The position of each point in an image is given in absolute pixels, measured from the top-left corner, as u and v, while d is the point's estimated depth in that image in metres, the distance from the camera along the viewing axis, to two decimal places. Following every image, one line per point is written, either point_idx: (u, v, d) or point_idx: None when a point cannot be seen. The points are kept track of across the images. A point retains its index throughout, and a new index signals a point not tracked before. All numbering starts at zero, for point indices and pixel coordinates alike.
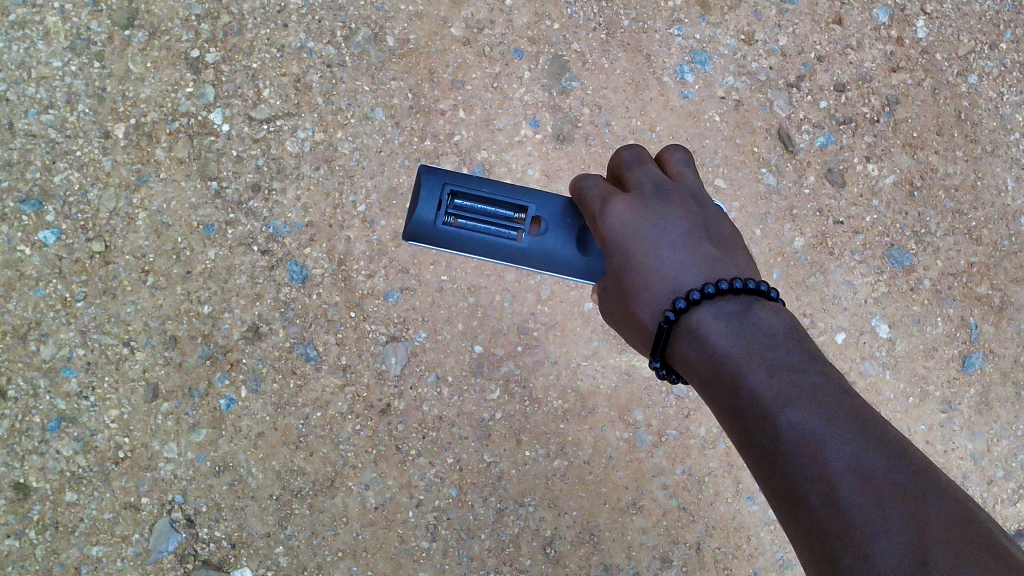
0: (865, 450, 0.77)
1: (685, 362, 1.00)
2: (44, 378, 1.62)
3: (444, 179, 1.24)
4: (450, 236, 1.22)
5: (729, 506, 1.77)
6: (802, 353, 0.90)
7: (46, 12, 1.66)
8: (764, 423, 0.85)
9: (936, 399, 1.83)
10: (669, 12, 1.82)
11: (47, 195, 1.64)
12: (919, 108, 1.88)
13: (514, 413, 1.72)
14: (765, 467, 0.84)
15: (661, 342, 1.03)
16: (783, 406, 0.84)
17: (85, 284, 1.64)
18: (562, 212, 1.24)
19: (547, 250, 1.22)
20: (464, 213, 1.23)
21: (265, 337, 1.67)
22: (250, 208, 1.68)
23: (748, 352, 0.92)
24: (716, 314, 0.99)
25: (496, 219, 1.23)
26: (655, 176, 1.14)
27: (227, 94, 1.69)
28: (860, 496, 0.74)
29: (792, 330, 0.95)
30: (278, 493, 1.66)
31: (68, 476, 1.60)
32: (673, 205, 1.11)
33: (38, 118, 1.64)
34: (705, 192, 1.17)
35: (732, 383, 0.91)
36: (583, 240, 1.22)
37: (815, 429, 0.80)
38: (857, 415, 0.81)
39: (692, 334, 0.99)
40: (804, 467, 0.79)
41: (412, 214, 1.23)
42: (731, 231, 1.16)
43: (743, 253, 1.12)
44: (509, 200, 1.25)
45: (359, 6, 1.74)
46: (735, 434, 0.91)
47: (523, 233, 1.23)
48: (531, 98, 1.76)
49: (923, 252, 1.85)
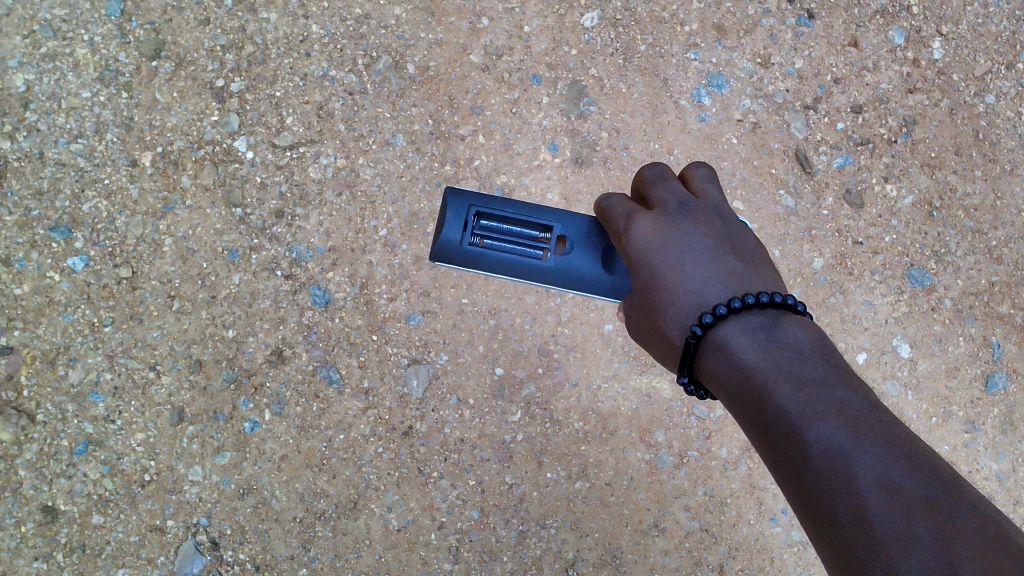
0: (892, 466, 0.78)
1: (713, 377, 1.01)
2: (71, 402, 1.64)
3: (470, 201, 1.26)
4: (477, 256, 1.24)
5: (751, 528, 1.77)
6: (830, 368, 0.91)
7: (76, 44, 1.70)
8: (792, 438, 0.85)
9: (959, 418, 1.83)
10: (685, 36, 1.84)
11: (76, 222, 1.67)
12: (937, 129, 1.88)
13: (535, 435, 1.73)
14: (793, 482, 0.85)
15: (688, 358, 1.03)
16: (810, 421, 0.85)
17: (112, 309, 1.67)
18: (587, 231, 1.25)
19: (573, 269, 1.24)
20: (490, 234, 1.24)
21: (289, 360, 1.69)
22: (274, 233, 1.71)
23: (776, 367, 0.92)
24: (742, 329, 0.99)
25: (522, 239, 1.25)
26: (679, 192, 1.15)
27: (251, 122, 1.72)
28: (889, 512, 0.75)
29: (820, 345, 0.95)
30: (302, 515, 1.67)
31: (95, 499, 1.63)
32: (698, 221, 1.11)
33: (68, 147, 1.68)
34: (729, 208, 1.18)
35: (760, 398, 0.91)
36: (609, 258, 1.24)
37: (842, 445, 0.81)
38: (885, 431, 0.82)
39: (718, 349, 1.00)
40: (832, 482, 0.80)
41: (439, 236, 1.25)
42: (756, 246, 1.16)
43: (768, 269, 1.13)
44: (534, 219, 1.26)
45: (380, 35, 1.77)
46: (763, 449, 0.91)
47: (548, 253, 1.24)
48: (549, 123, 1.79)
49: (944, 272, 1.85)
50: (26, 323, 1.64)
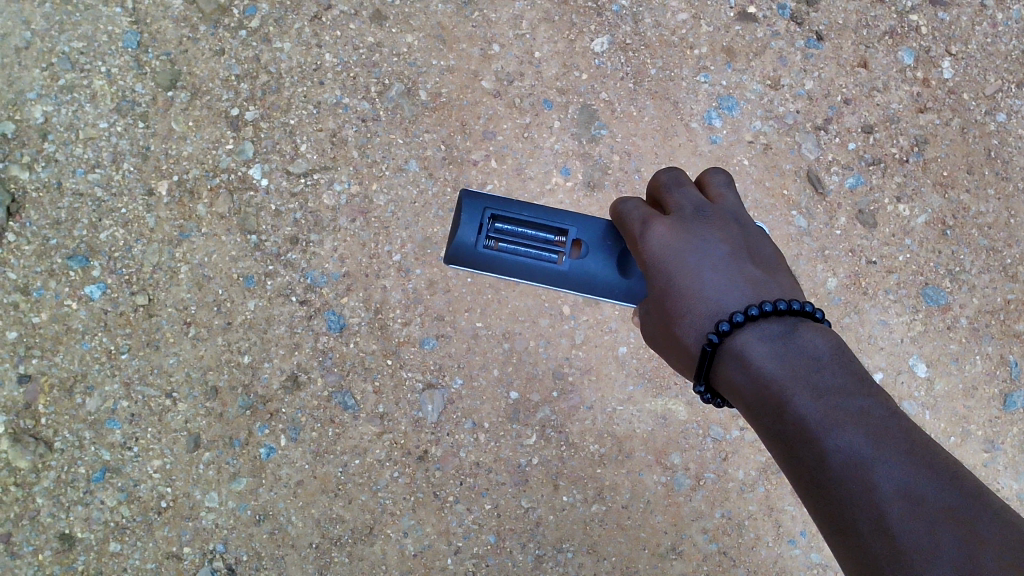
0: (912, 475, 0.77)
1: (730, 386, 1.01)
2: (88, 430, 1.65)
3: (485, 204, 1.26)
4: (492, 259, 1.25)
5: (770, 551, 1.76)
6: (848, 376, 0.90)
7: (93, 76, 1.72)
8: (811, 447, 0.85)
9: (978, 438, 1.82)
10: (695, 60, 1.85)
11: (93, 251, 1.69)
12: (948, 148, 1.88)
13: (551, 458, 1.72)
14: (813, 492, 0.84)
15: (705, 366, 1.03)
16: (829, 430, 0.84)
17: (129, 336, 1.68)
18: (602, 234, 1.25)
19: (589, 272, 1.24)
20: (505, 237, 1.25)
21: (304, 386, 1.69)
22: (289, 259, 1.72)
23: (794, 375, 0.92)
24: (759, 336, 0.99)
25: (536, 242, 1.25)
26: (695, 199, 1.15)
27: (266, 150, 1.74)
28: (911, 522, 0.74)
29: (838, 352, 0.95)
30: (318, 541, 1.67)
31: (112, 527, 1.64)
32: (714, 227, 1.12)
33: (85, 177, 1.70)
34: (745, 214, 1.18)
35: (778, 407, 0.91)
36: (624, 262, 1.24)
37: (863, 453, 0.81)
38: (905, 439, 0.82)
39: (736, 357, 0.99)
40: (852, 492, 0.79)
41: (454, 238, 1.26)
42: (772, 253, 1.16)
43: (786, 276, 1.13)
44: (550, 222, 1.26)
45: (393, 62, 1.79)
46: (782, 458, 0.91)
47: (563, 256, 1.24)
48: (561, 148, 1.80)
49: (958, 290, 1.84)
50: (44, 351, 1.66)
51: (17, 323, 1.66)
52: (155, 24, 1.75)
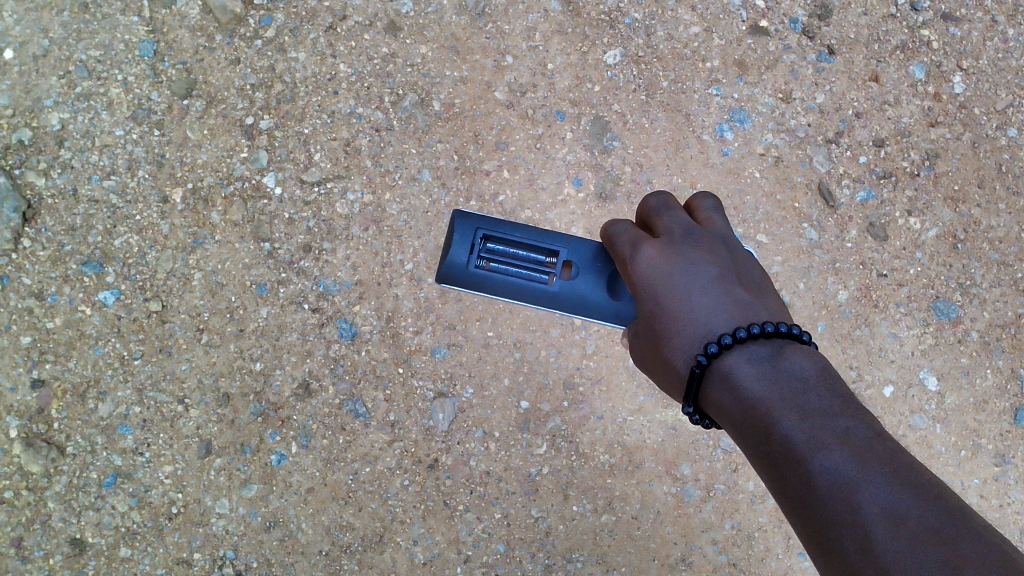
0: (897, 495, 0.77)
1: (719, 408, 1.01)
2: (101, 435, 1.66)
3: (478, 224, 1.27)
4: (484, 279, 1.26)
5: (780, 562, 1.76)
6: (834, 398, 0.91)
7: (110, 84, 1.74)
8: (797, 469, 0.85)
9: (989, 452, 1.82)
10: (707, 72, 1.86)
11: (107, 257, 1.70)
12: (959, 162, 1.89)
13: (561, 468, 1.73)
14: (799, 514, 0.85)
15: (693, 387, 1.04)
16: (816, 451, 0.84)
17: (142, 343, 1.69)
18: (592, 256, 1.27)
19: (578, 294, 1.25)
20: (496, 257, 1.26)
21: (316, 394, 1.70)
22: (302, 267, 1.73)
23: (780, 398, 0.93)
24: (747, 358, 1.00)
25: (528, 263, 1.27)
26: (684, 221, 1.16)
27: (280, 159, 1.75)
28: (894, 540, 0.74)
29: (824, 375, 0.95)
30: (328, 548, 1.68)
31: (123, 532, 1.65)
32: (703, 251, 1.12)
33: (101, 184, 1.72)
34: (734, 238, 1.19)
35: (765, 429, 0.91)
36: (614, 283, 1.25)
37: (848, 473, 0.81)
38: (891, 459, 0.82)
39: (724, 379, 1.00)
40: (837, 512, 0.80)
41: (446, 258, 1.27)
42: (760, 276, 1.17)
43: (774, 298, 1.14)
44: (541, 244, 1.28)
45: (406, 73, 1.80)
46: (769, 480, 0.91)
47: (554, 277, 1.26)
48: (574, 158, 1.81)
49: (969, 304, 1.85)
50: (58, 356, 1.67)
51: (31, 327, 1.67)
52: (172, 33, 1.76)
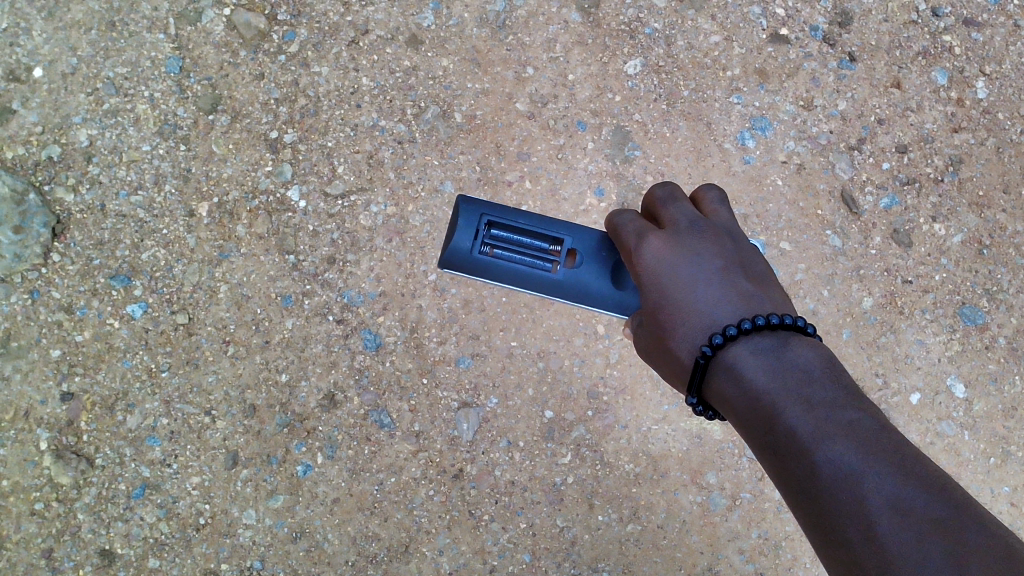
0: (902, 486, 0.77)
1: (723, 399, 1.01)
2: (129, 447, 1.68)
3: (482, 209, 1.28)
4: (487, 265, 1.26)
5: (807, 572, 1.75)
6: (839, 388, 0.91)
7: (136, 100, 1.76)
8: (802, 460, 0.85)
9: (1018, 459, 1.80)
10: (728, 81, 1.86)
11: (135, 271, 1.72)
12: (983, 167, 1.88)
13: (586, 477, 1.73)
14: (803, 503, 0.85)
15: (697, 378, 1.04)
16: (820, 442, 0.84)
17: (169, 355, 1.71)
18: (596, 245, 1.27)
19: (582, 282, 1.26)
20: (500, 244, 1.27)
21: (341, 404, 1.70)
22: (326, 279, 1.74)
23: (785, 388, 0.92)
24: (752, 349, 0.99)
25: (531, 250, 1.27)
26: (689, 212, 1.16)
27: (305, 172, 1.77)
28: (899, 532, 0.74)
29: (829, 366, 0.95)
30: (354, 558, 1.68)
31: (151, 543, 1.66)
32: (708, 241, 1.12)
33: (128, 199, 1.74)
34: (739, 228, 1.19)
35: (769, 419, 0.91)
36: (617, 273, 1.25)
37: (851, 464, 0.81)
38: (896, 451, 0.81)
39: (727, 370, 1.00)
40: (842, 503, 0.79)
41: (449, 243, 1.27)
42: (765, 266, 1.17)
43: (778, 288, 1.13)
44: (544, 231, 1.28)
45: (428, 86, 1.82)
46: (773, 470, 0.91)
47: (557, 265, 1.26)
48: (596, 168, 1.81)
49: (995, 310, 1.83)
50: (87, 369, 1.69)
51: (61, 341, 1.69)
52: (197, 49, 1.79)
